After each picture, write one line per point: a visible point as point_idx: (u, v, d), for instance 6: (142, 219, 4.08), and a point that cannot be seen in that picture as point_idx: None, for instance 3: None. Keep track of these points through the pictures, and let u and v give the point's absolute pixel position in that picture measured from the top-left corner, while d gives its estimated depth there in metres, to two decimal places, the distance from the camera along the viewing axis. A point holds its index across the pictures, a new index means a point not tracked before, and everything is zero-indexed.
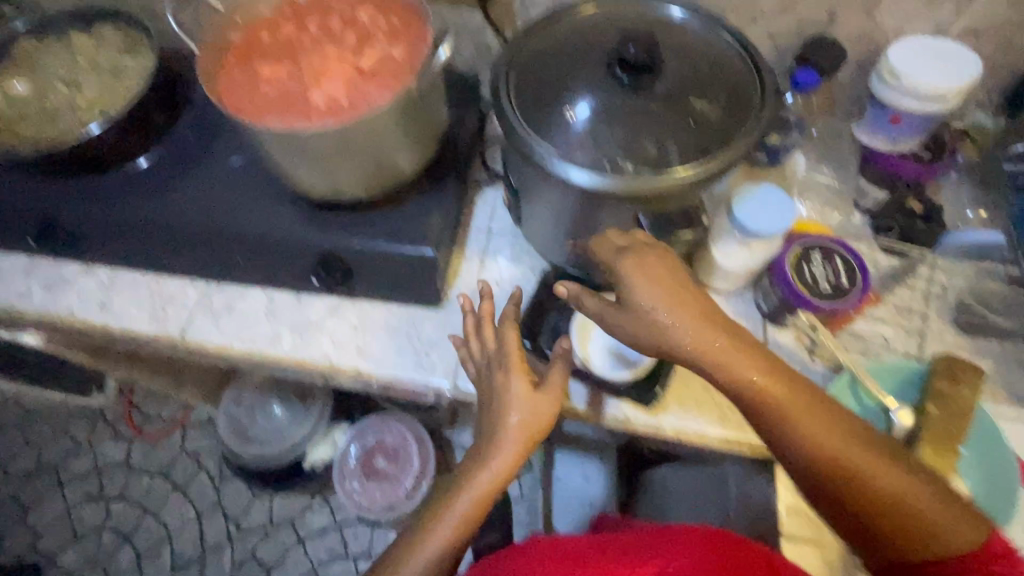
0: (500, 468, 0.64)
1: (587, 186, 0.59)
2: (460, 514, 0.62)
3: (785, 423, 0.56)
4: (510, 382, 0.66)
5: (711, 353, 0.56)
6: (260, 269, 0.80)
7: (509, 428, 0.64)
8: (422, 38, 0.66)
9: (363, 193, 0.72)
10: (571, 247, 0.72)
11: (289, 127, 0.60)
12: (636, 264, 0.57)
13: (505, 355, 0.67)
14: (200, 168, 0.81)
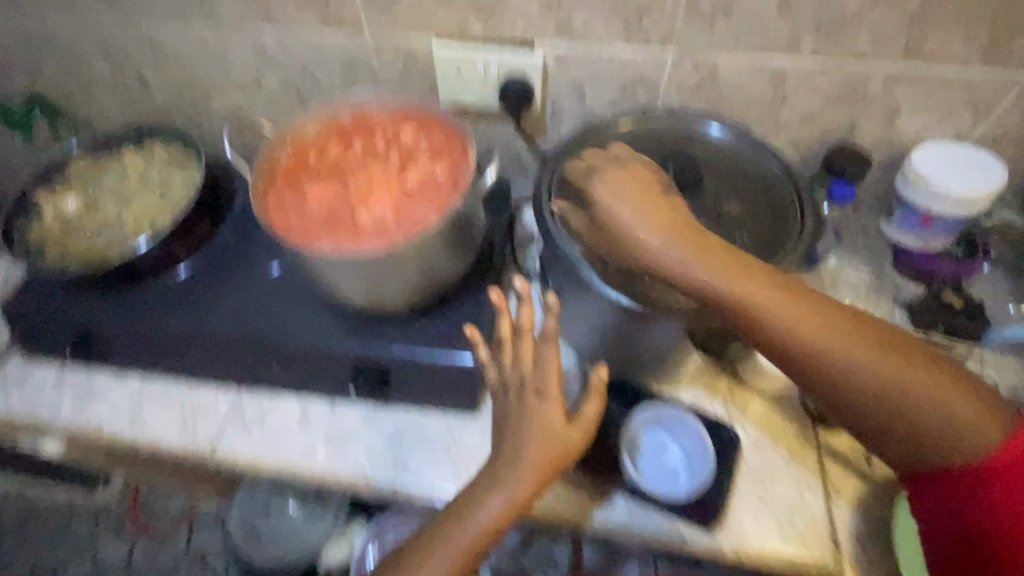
0: (513, 499, 0.61)
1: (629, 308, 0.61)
2: (477, 528, 0.61)
3: (817, 358, 0.54)
4: (540, 407, 0.62)
5: (680, 254, 0.55)
6: (294, 379, 0.79)
7: (528, 461, 0.61)
8: (463, 157, 0.69)
9: (403, 303, 0.73)
10: (612, 353, 0.72)
11: (339, 253, 0.62)
12: (656, 210, 0.57)
13: (541, 382, 0.62)
14: (239, 276, 0.82)
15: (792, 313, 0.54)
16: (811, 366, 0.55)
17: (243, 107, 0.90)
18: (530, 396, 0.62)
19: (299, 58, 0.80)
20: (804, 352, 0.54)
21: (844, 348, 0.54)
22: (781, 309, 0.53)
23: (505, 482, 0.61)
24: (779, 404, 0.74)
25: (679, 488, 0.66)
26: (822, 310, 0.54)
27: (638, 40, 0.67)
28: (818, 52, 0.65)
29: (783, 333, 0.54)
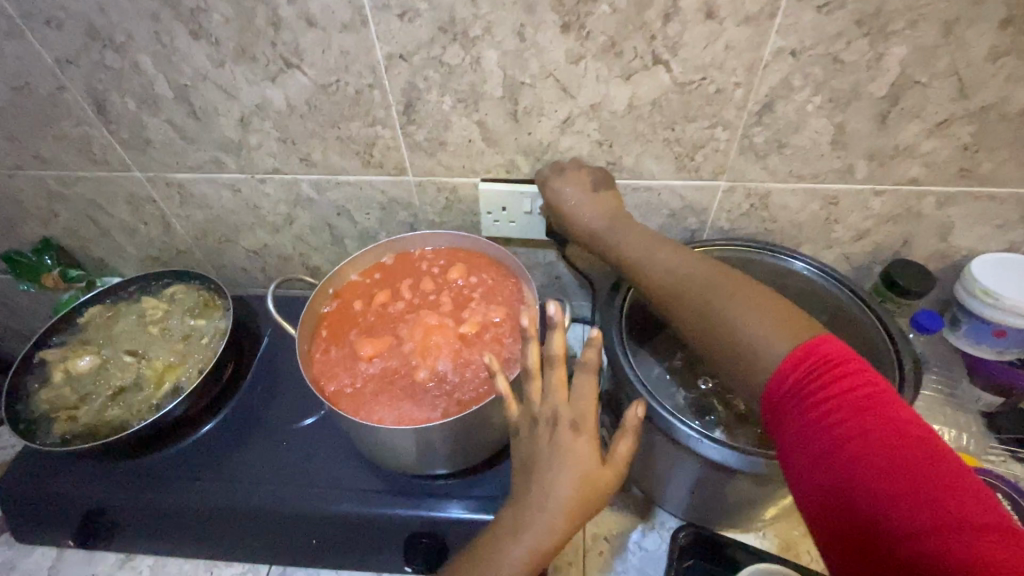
0: (534, 558, 0.46)
1: (722, 462, 0.55)
2: None
3: (684, 301, 0.53)
4: (571, 443, 0.46)
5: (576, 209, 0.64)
6: (334, 552, 0.70)
7: (550, 517, 0.46)
8: (520, 301, 0.66)
9: (460, 462, 0.66)
10: (696, 501, 0.66)
11: (406, 427, 0.55)
12: (593, 200, 0.64)
13: (578, 419, 0.47)
14: (269, 432, 0.75)
15: (679, 265, 0.56)
16: (684, 313, 0.53)
17: (271, 243, 0.86)
18: (562, 433, 0.46)
19: (334, 198, 0.78)
20: (675, 297, 0.54)
21: (716, 296, 0.51)
22: (664, 265, 0.56)
23: (526, 546, 0.46)
24: None
25: None
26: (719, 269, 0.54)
27: (689, 174, 0.67)
28: (871, 179, 0.65)
29: (660, 278, 0.56)
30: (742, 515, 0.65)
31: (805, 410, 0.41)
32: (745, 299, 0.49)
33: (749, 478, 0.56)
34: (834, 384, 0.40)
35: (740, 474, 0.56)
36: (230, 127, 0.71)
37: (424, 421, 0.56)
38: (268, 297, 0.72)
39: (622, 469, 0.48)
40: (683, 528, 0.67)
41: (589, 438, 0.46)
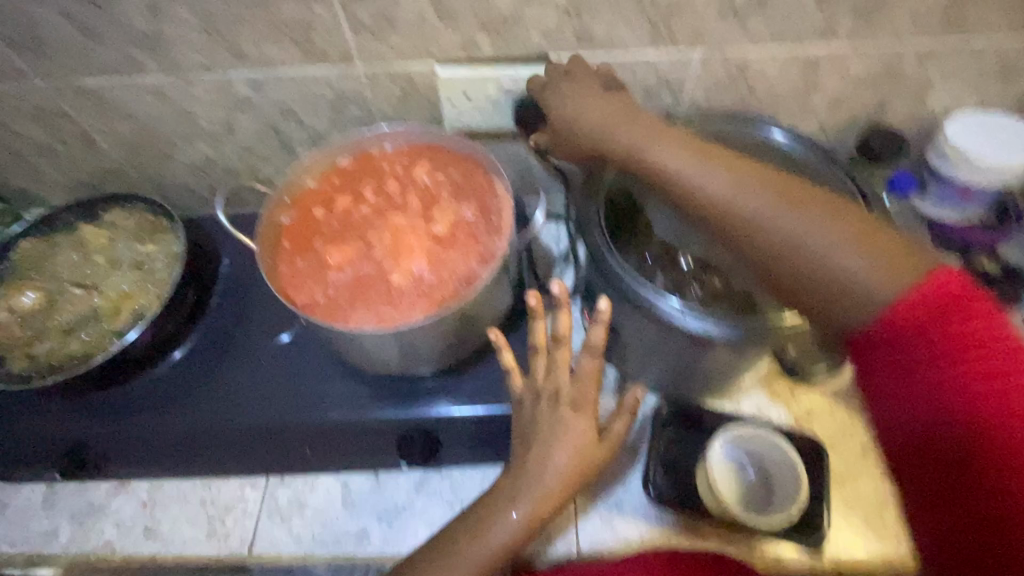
0: (532, 524, 0.55)
1: (699, 333, 0.57)
2: (490, 549, 0.54)
3: (781, 241, 0.48)
4: (572, 423, 0.56)
5: (601, 122, 0.56)
6: (330, 456, 0.71)
7: (553, 485, 0.55)
8: (492, 194, 0.63)
9: (446, 359, 0.66)
10: (675, 375, 0.68)
11: (385, 327, 0.54)
12: (608, 105, 0.57)
13: (578, 396, 0.57)
14: (246, 352, 0.73)
15: (768, 193, 0.49)
16: (763, 244, 0.49)
17: (214, 156, 0.79)
18: (563, 409, 0.56)
19: (276, 97, 0.70)
20: (752, 223, 0.49)
21: (804, 223, 0.47)
22: (751, 198, 0.49)
23: (529, 507, 0.55)
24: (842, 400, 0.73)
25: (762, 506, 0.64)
26: (805, 195, 0.49)
27: (665, 43, 0.62)
28: (853, 37, 0.61)
29: (742, 212, 0.49)
30: (721, 382, 0.69)
31: (918, 348, 0.44)
32: (840, 235, 0.47)
33: (728, 347, 0.59)
34: (939, 321, 0.43)
35: (718, 344, 0.59)
36: (140, 17, 0.61)
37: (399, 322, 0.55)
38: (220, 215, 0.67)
39: (613, 445, 0.59)
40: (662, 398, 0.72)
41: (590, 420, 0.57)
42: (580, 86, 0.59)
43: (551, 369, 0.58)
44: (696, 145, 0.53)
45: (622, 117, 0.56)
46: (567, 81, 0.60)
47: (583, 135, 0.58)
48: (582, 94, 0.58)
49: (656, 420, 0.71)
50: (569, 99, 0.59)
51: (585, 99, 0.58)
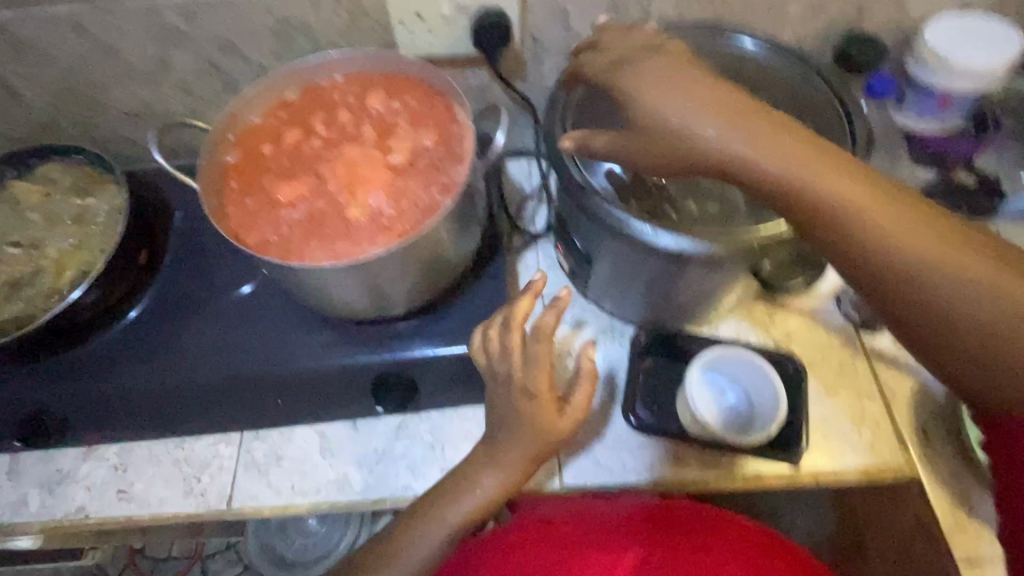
0: (500, 489, 0.59)
1: (674, 250, 0.55)
2: (460, 514, 0.59)
3: (967, 291, 0.43)
4: (529, 406, 0.58)
5: (709, 110, 0.45)
6: (305, 407, 0.69)
7: (517, 455, 0.59)
8: (452, 119, 0.59)
9: (416, 298, 0.63)
10: (652, 301, 0.67)
11: (343, 260, 0.51)
12: (702, 90, 0.46)
13: (530, 380, 0.58)
14: (206, 306, 0.69)
15: (938, 241, 0.44)
16: (921, 308, 0.45)
17: (153, 100, 0.73)
18: (517, 396, 0.58)
19: (210, 26, 0.64)
20: (913, 282, 0.44)
21: (980, 276, 0.43)
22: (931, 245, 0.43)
23: (497, 475, 0.59)
24: (818, 318, 0.73)
25: (740, 427, 0.65)
26: (971, 243, 0.44)
27: None
28: None
29: (908, 269, 0.44)
30: (700, 307, 0.68)
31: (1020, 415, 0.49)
32: (999, 277, 0.43)
33: (703, 263, 0.57)
34: None
35: (694, 261, 0.56)
36: None
37: (358, 255, 0.52)
38: (152, 151, 0.57)
39: (576, 416, 0.60)
40: (641, 329, 0.71)
41: (549, 399, 0.58)
42: (682, 82, 0.46)
43: (504, 350, 0.58)
44: (840, 166, 0.44)
45: (756, 130, 0.45)
46: (670, 75, 0.47)
47: (705, 142, 0.45)
48: (703, 101, 0.45)
49: (635, 348, 0.70)
50: (684, 91, 0.46)
51: (704, 100, 0.45)
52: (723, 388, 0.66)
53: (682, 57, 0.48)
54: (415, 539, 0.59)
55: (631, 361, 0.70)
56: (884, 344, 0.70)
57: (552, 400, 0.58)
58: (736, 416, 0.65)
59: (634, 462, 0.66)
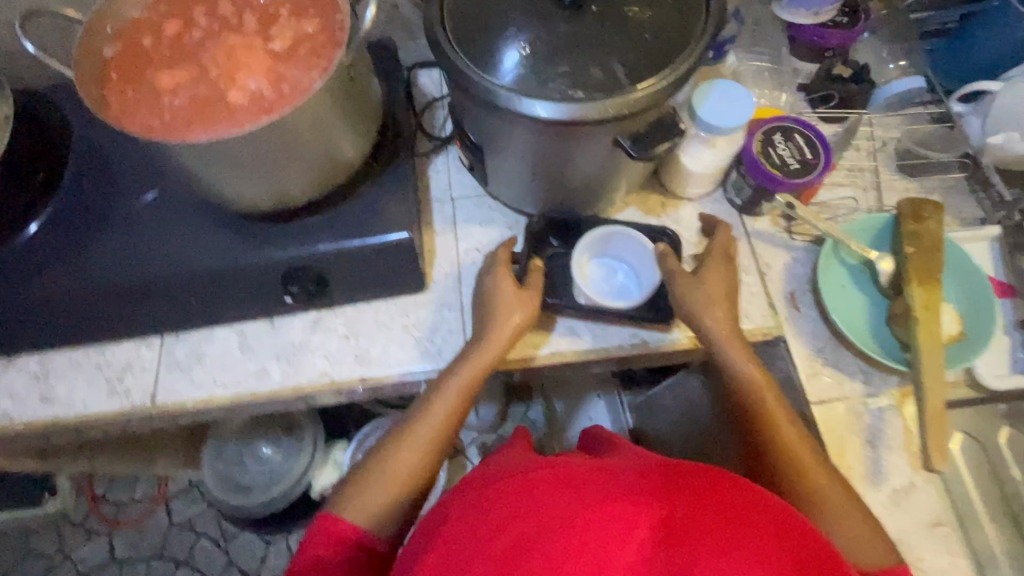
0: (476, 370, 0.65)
1: (555, 117, 0.56)
2: (441, 408, 0.64)
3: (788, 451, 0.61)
4: (502, 286, 0.68)
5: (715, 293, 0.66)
6: (220, 308, 0.71)
7: (496, 330, 0.66)
8: (334, 6, 0.59)
9: (316, 190, 0.65)
10: (549, 189, 0.71)
11: (224, 136, 0.52)
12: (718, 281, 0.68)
13: (496, 260, 0.71)
14: (107, 213, 0.69)
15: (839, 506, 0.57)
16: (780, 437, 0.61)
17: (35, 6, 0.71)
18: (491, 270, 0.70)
19: None
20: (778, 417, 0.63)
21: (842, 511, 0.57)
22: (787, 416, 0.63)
23: (474, 358, 0.66)
24: (705, 205, 0.78)
25: (630, 296, 0.72)
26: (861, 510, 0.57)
27: None
28: None
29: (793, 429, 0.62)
30: (596, 194, 0.72)
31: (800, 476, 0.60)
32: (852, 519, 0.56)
33: (587, 133, 0.58)
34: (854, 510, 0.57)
35: (577, 130, 0.58)
36: None
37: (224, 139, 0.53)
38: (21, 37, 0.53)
39: (537, 290, 0.69)
40: (537, 213, 0.75)
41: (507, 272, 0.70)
42: (724, 289, 0.67)
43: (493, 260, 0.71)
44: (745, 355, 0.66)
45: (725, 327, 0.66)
46: (711, 267, 0.69)
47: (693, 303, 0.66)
48: (724, 299, 0.67)
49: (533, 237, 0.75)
50: (715, 292, 0.66)
51: (733, 308, 0.67)
52: (614, 270, 0.74)
53: (730, 275, 0.69)
54: (399, 450, 0.62)
55: (528, 242, 0.75)
56: (762, 226, 0.76)
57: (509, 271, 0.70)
58: (629, 291, 0.73)
59: (534, 339, 0.72)
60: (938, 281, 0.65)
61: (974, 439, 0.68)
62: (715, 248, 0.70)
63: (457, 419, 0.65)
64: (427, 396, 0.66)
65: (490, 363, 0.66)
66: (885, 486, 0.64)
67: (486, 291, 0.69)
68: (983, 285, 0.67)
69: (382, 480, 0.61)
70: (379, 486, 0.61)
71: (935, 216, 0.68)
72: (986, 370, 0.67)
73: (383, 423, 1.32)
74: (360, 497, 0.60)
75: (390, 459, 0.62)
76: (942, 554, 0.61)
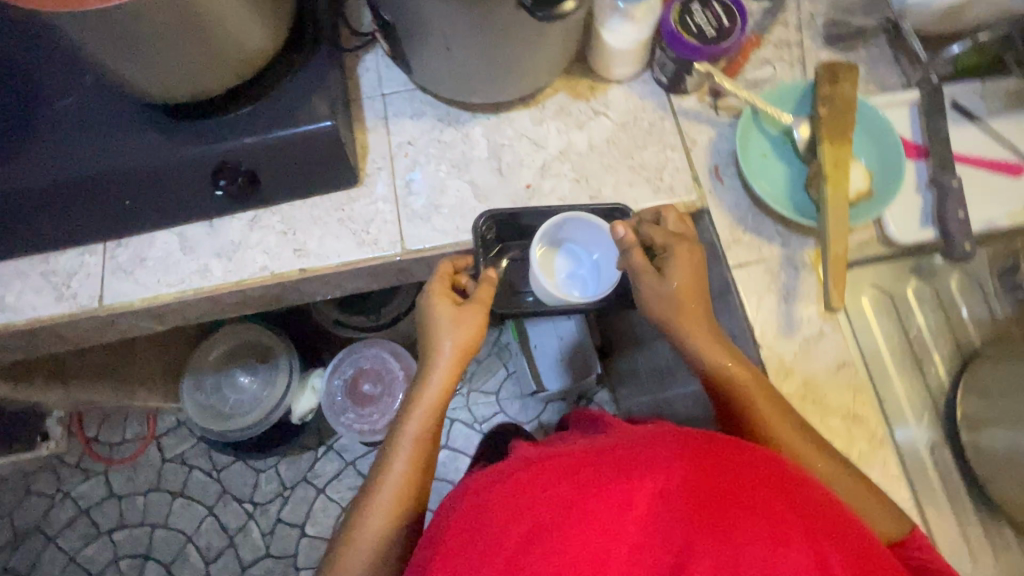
0: (437, 394, 0.67)
1: None
2: (411, 436, 0.66)
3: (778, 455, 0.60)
4: (441, 313, 0.68)
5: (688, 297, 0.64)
6: (156, 208, 0.72)
7: (448, 354, 0.68)
8: None
9: (234, 79, 0.65)
10: (473, 73, 0.71)
11: (118, 1, 0.49)
12: (688, 283, 0.65)
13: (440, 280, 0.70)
14: (27, 117, 0.68)
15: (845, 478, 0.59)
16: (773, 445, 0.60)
17: None
18: (431, 297, 0.69)
19: None
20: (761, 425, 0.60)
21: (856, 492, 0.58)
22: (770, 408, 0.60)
23: (434, 383, 0.68)
24: (633, 87, 0.79)
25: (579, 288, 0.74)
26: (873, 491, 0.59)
27: None
28: None
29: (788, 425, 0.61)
30: (521, 76, 0.72)
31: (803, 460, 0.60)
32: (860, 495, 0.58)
33: None
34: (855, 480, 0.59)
35: None
36: None
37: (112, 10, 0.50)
38: None
39: (488, 302, 0.69)
40: (483, 217, 0.73)
41: (446, 293, 0.69)
42: (690, 278, 0.65)
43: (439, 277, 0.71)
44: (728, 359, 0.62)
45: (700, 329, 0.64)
46: (678, 258, 0.65)
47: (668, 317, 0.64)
48: (692, 290, 0.64)
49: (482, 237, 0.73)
50: (681, 295, 0.64)
51: (700, 303, 0.64)
52: (578, 260, 0.75)
53: (697, 265, 0.66)
54: (383, 485, 0.65)
55: (478, 248, 0.73)
56: (688, 104, 0.78)
57: (446, 294, 0.69)
58: (588, 281, 0.75)
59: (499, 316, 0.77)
60: (848, 139, 0.68)
61: (886, 293, 0.73)
62: (675, 237, 0.66)
63: (423, 462, 0.66)
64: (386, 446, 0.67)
65: (448, 382, 0.68)
66: (796, 336, 0.68)
67: (430, 313, 0.69)
68: (893, 144, 0.70)
69: (359, 548, 0.62)
70: (360, 553, 0.61)
71: (850, 78, 0.70)
72: (892, 227, 0.70)
73: (355, 364, 1.37)
74: (345, 566, 0.61)
75: (370, 515, 0.63)
76: (847, 392, 0.66)
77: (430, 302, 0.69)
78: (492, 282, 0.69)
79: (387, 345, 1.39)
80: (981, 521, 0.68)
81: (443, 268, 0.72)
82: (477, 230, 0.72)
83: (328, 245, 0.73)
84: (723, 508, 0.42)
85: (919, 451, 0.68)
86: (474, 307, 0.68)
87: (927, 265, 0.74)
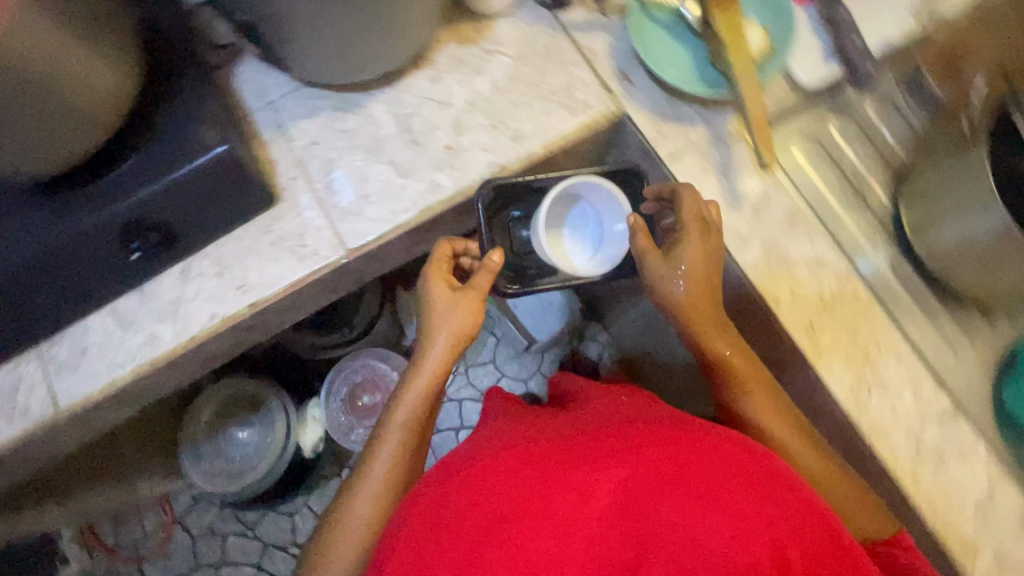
0: (429, 385, 0.68)
1: None
2: (404, 419, 0.67)
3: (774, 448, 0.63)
4: (437, 305, 0.68)
5: (700, 288, 0.64)
6: (77, 292, 0.67)
7: (440, 349, 0.68)
8: None
9: (103, 131, 0.60)
10: (355, 50, 0.67)
11: None
12: (703, 272, 0.64)
13: (438, 267, 0.70)
14: None
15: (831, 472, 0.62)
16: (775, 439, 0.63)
17: None
18: (426, 288, 0.69)
19: None
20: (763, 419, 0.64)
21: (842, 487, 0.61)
22: (764, 397, 0.64)
23: (425, 374, 0.68)
24: (517, 16, 0.77)
25: (578, 250, 0.70)
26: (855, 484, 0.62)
27: None
28: None
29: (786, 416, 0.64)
30: (404, 39, 0.69)
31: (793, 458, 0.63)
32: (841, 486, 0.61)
33: None
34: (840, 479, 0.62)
35: None
36: None
37: None
38: None
39: (485, 291, 0.68)
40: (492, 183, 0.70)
41: (443, 278, 0.69)
42: (702, 269, 0.64)
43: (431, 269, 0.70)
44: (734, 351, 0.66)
45: (712, 315, 0.65)
46: (689, 241, 0.63)
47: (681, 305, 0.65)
48: (704, 282, 0.64)
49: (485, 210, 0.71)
50: (693, 279, 0.64)
51: (710, 291, 0.65)
52: (585, 224, 0.70)
53: (710, 251, 0.64)
54: (374, 467, 0.66)
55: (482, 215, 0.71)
56: (576, 15, 0.76)
57: (445, 283, 0.69)
58: (586, 249, 0.70)
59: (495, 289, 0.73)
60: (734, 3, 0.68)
61: (813, 140, 0.75)
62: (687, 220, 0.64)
63: (413, 445, 0.68)
64: (376, 436, 0.68)
65: (439, 371, 0.69)
66: (745, 206, 0.70)
67: (424, 301, 0.69)
68: None
69: (351, 527, 0.64)
70: (351, 534, 0.63)
71: None
72: (799, 73, 0.72)
73: (348, 381, 1.36)
74: (337, 547, 0.63)
75: (360, 494, 0.65)
76: (804, 241, 0.69)
77: (427, 296, 0.69)
78: (492, 270, 0.66)
79: (371, 352, 1.38)
80: (952, 317, 0.72)
81: (442, 248, 0.71)
82: (479, 194, 0.71)
83: (271, 271, 0.70)
84: (677, 494, 0.48)
85: (884, 274, 0.71)
86: (468, 293, 0.68)
87: (843, 100, 0.75)
